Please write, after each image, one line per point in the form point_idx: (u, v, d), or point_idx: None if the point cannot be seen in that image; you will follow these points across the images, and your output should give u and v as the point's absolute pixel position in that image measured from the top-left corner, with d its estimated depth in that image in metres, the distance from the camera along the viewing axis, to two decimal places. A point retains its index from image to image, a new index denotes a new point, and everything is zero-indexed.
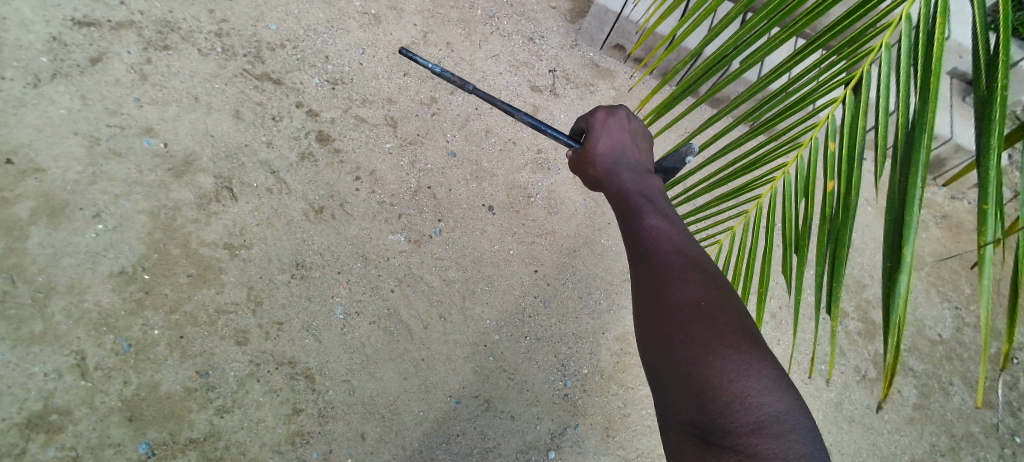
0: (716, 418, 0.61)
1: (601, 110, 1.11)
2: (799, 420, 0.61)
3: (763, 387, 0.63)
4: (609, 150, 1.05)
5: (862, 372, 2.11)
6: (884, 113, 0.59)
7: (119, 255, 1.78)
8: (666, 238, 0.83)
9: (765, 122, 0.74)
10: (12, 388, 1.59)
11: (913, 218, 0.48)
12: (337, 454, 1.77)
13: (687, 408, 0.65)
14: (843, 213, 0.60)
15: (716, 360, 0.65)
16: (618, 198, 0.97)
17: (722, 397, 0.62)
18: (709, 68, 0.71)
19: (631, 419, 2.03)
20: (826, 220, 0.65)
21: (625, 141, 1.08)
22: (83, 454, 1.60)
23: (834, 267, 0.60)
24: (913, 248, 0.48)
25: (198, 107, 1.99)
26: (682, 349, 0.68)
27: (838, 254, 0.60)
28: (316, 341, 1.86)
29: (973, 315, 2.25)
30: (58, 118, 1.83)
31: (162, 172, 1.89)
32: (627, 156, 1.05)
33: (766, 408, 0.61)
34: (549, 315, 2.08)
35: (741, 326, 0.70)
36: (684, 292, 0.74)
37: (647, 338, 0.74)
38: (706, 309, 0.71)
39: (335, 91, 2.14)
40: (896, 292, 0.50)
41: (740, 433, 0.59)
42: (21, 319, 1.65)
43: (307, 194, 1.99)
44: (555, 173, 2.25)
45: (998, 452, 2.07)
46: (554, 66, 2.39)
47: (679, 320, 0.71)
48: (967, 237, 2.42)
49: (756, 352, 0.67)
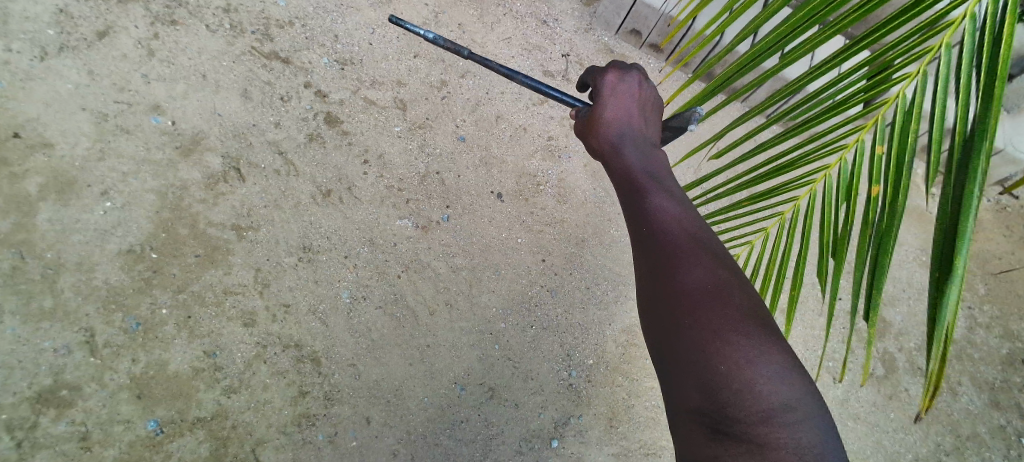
0: (725, 406, 0.61)
1: (612, 74, 1.05)
2: (810, 409, 0.62)
3: (773, 375, 0.62)
4: (616, 118, 1.01)
5: (869, 370, 2.09)
6: (939, 118, 0.56)
7: (128, 234, 1.78)
8: (674, 215, 0.79)
9: (801, 123, 0.71)
10: (23, 362, 1.62)
11: (968, 230, 0.46)
12: (343, 437, 1.80)
13: (694, 394, 0.63)
14: (888, 219, 0.57)
15: (726, 348, 0.63)
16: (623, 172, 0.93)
17: (731, 387, 0.61)
18: (745, 65, 0.68)
19: (635, 410, 2.04)
20: (868, 227, 0.63)
21: (632, 110, 1.02)
22: (94, 429, 1.63)
23: (874, 274, 0.58)
24: (965, 260, 0.46)
25: (206, 84, 1.96)
26: (690, 334, 0.66)
27: (880, 262, 0.58)
28: (322, 325, 1.86)
29: (985, 315, 2.21)
30: (66, 92, 1.82)
31: (171, 150, 1.88)
32: (633, 128, 1.00)
33: (776, 398, 0.61)
34: (555, 305, 2.07)
35: (749, 311, 0.68)
36: (689, 275, 0.71)
37: (651, 324, 0.72)
38: (713, 292, 0.69)
39: (344, 72, 2.10)
40: (944, 305, 0.48)
41: (750, 422, 0.59)
42: (31, 294, 1.67)
43: (315, 177, 1.97)
44: (564, 162, 2.20)
45: (1003, 452, 2.08)
46: (567, 50, 2.34)
47: (686, 305, 0.68)
48: (982, 236, 2.31)
49: (767, 338, 0.66)
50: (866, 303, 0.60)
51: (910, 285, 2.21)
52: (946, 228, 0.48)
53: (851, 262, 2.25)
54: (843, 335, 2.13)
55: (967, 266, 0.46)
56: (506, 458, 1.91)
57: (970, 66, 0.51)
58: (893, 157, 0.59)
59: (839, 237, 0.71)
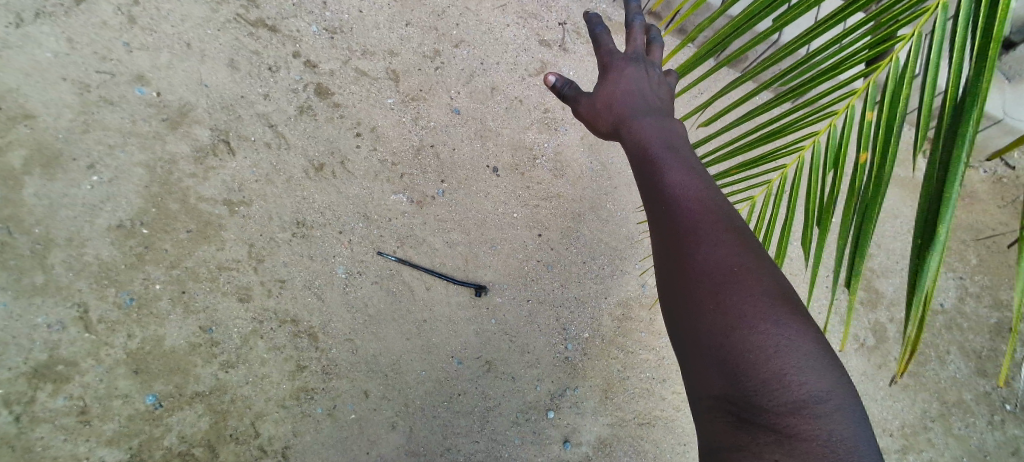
0: (752, 394, 0.55)
1: (616, 54, 0.93)
2: (844, 400, 0.56)
3: (805, 364, 0.56)
4: (624, 87, 0.90)
5: (847, 332, 2.14)
6: (930, 83, 0.55)
7: (117, 209, 1.76)
8: (691, 185, 0.72)
9: (793, 88, 0.68)
10: (18, 338, 1.66)
11: (953, 196, 0.46)
12: (341, 410, 1.86)
13: (718, 383, 0.57)
14: (874, 186, 0.57)
15: (753, 335, 0.58)
16: (633, 144, 0.83)
17: (759, 376, 0.55)
18: (737, 29, 0.66)
19: (630, 382, 2.07)
20: (853, 195, 0.62)
21: (641, 85, 0.90)
22: (93, 403, 1.70)
23: (857, 243, 0.58)
24: (949, 226, 0.46)
25: (191, 54, 1.88)
26: (715, 318, 0.60)
27: (864, 228, 0.57)
28: (318, 299, 1.88)
29: (977, 286, 2.20)
30: (46, 62, 1.75)
31: (157, 122, 1.82)
32: (644, 102, 0.88)
33: (808, 388, 0.55)
34: (551, 279, 2.06)
35: (777, 293, 0.62)
36: (711, 256, 0.64)
37: (673, 312, 0.66)
38: (739, 273, 0.63)
39: (334, 42, 1.99)
40: (924, 273, 0.48)
41: (779, 413, 0.53)
42: (22, 270, 1.68)
43: (307, 150, 1.93)
44: (562, 134, 2.12)
45: (987, 418, 2.14)
46: (564, 19, 2.17)
47: (710, 289, 0.62)
48: (980, 208, 2.24)
49: (796, 323, 0.60)
50: (848, 270, 0.59)
51: (903, 257, 2.21)
52: (933, 195, 0.48)
53: (836, 228, 2.27)
54: (824, 308, 2.17)
55: (950, 231, 0.46)
56: (502, 429, 1.97)
57: (963, 30, 0.50)
58: (881, 124, 0.58)
59: (825, 206, 0.69)
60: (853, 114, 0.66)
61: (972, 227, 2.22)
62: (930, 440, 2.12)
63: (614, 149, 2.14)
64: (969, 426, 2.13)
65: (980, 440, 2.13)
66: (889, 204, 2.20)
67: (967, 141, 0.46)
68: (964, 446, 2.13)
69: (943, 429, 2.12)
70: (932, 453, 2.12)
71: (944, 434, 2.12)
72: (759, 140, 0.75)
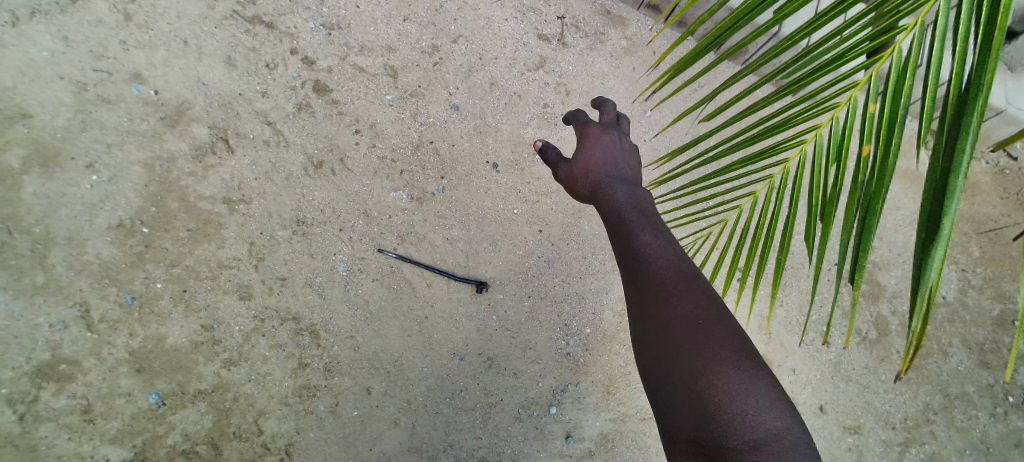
0: (720, 435, 0.68)
1: (594, 126, 1.07)
2: (797, 434, 0.70)
3: (761, 406, 0.70)
4: (601, 156, 1.03)
5: (851, 330, 2.14)
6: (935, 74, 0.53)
7: (117, 208, 1.76)
8: (660, 249, 0.83)
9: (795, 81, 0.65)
10: (21, 337, 1.68)
11: (957, 189, 0.45)
12: (344, 407, 1.87)
13: (692, 425, 0.70)
14: (878, 179, 0.56)
15: (719, 384, 0.70)
16: (610, 207, 0.94)
17: (724, 418, 0.68)
18: (736, 22, 0.64)
19: (631, 376, 2.08)
20: (857, 189, 0.60)
21: (616, 153, 1.03)
22: (96, 402, 1.71)
23: (860, 238, 0.57)
24: (953, 220, 0.45)
25: (188, 51, 1.86)
26: (686, 370, 0.72)
27: (868, 222, 0.56)
28: (319, 297, 1.88)
29: (979, 277, 2.20)
30: (42, 61, 1.74)
31: (155, 121, 1.82)
32: (619, 169, 1.01)
33: (766, 427, 0.68)
34: (552, 275, 2.06)
35: (737, 345, 0.75)
36: (682, 313, 0.76)
37: (648, 363, 0.77)
38: (704, 329, 0.74)
39: (331, 37, 1.97)
40: (929, 268, 0.47)
41: (743, 449, 0.66)
42: (23, 270, 1.69)
43: (306, 148, 1.92)
44: (562, 129, 2.10)
45: (989, 410, 2.15)
46: (563, 11, 2.11)
47: (681, 344, 0.73)
48: (983, 199, 2.23)
49: (754, 371, 0.73)
50: (852, 266, 0.58)
51: (905, 249, 2.21)
52: (937, 188, 0.47)
53: (838, 223, 2.30)
54: (826, 301, 2.16)
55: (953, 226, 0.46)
56: (505, 424, 1.98)
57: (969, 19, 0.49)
58: (885, 116, 0.56)
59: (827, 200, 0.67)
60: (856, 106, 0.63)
61: (974, 219, 2.21)
62: (931, 432, 2.13)
63: None
64: (970, 417, 2.14)
65: (981, 432, 2.14)
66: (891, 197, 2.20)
67: (971, 133, 0.45)
68: (966, 437, 2.14)
69: (944, 421, 2.13)
70: (933, 445, 2.13)
71: (945, 426, 2.13)
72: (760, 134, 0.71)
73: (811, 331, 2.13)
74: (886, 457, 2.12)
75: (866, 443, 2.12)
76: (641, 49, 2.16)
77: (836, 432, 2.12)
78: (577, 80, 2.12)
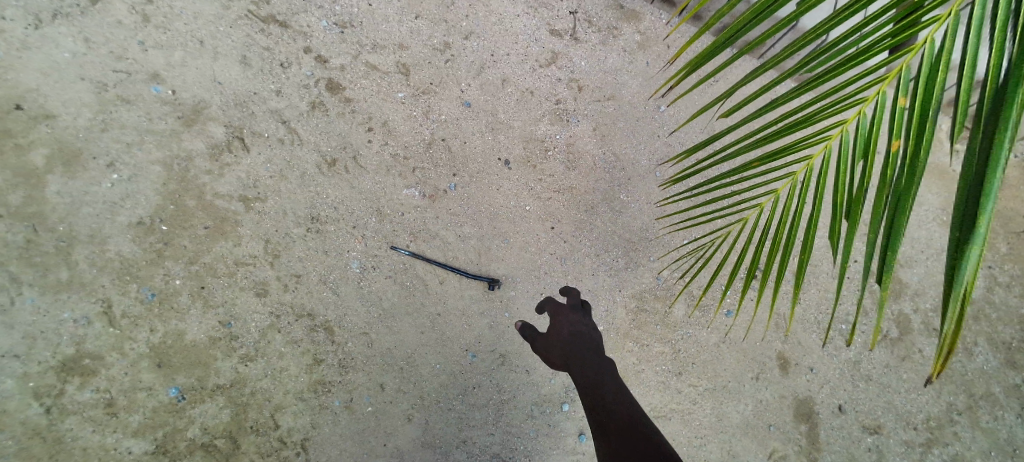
0: None
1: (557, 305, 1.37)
2: None
3: None
4: (566, 332, 1.31)
5: (877, 332, 2.11)
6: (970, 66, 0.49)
7: (136, 206, 1.80)
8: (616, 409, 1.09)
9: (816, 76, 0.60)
10: (46, 333, 1.73)
11: (993, 186, 0.42)
12: (358, 403, 1.89)
13: None
14: (908, 176, 0.52)
15: None
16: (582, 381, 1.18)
17: None
18: (758, 15, 0.61)
19: (645, 375, 2.04)
20: (885, 187, 0.56)
21: (576, 332, 1.30)
22: (119, 396, 1.76)
23: (888, 237, 0.53)
24: (990, 217, 0.42)
25: (204, 51, 1.88)
26: None
27: (897, 223, 0.52)
28: (333, 294, 1.90)
29: (1006, 275, 2.13)
30: (63, 62, 1.77)
31: (173, 120, 1.84)
32: (582, 346, 1.26)
33: None
34: (565, 272, 2.04)
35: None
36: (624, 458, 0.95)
37: None
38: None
39: (344, 35, 1.98)
40: (963, 269, 0.43)
41: None
42: (48, 267, 1.74)
43: (319, 145, 1.94)
44: (574, 125, 2.08)
45: (1016, 411, 2.09)
46: (576, 6, 2.09)
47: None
48: (1012, 194, 2.15)
49: None
50: (879, 266, 0.54)
51: (929, 246, 2.14)
52: (972, 183, 0.44)
53: (865, 222, 2.24)
54: (851, 300, 2.12)
55: (989, 225, 0.42)
56: (517, 422, 1.98)
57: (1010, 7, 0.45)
58: (916, 111, 0.52)
59: (853, 199, 0.62)
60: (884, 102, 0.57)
61: (1002, 214, 2.14)
62: (955, 433, 2.08)
63: (627, 140, 2.09)
64: (996, 418, 2.08)
65: (1007, 433, 2.08)
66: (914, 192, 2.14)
67: (1010, 125, 0.42)
68: (991, 438, 2.08)
69: (969, 421, 2.08)
70: (957, 446, 2.08)
71: (970, 427, 2.08)
72: (780, 132, 0.65)
73: (831, 329, 2.10)
74: (907, 458, 2.07)
75: (886, 443, 2.08)
76: (655, 43, 2.12)
77: (855, 432, 2.08)
78: (589, 76, 2.10)
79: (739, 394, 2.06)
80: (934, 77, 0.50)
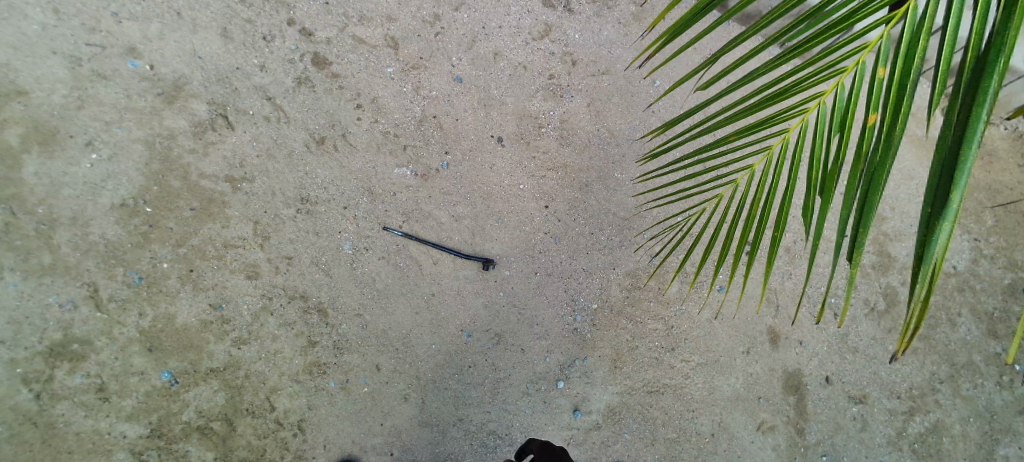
0: None
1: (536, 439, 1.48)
2: None
3: None
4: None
5: (845, 310, 2.15)
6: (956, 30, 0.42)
7: (118, 187, 1.75)
8: None
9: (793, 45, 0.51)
10: (31, 318, 1.70)
11: (969, 160, 0.36)
12: (354, 384, 1.90)
13: None
14: (882, 148, 0.44)
15: None
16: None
17: None
18: None
19: (639, 351, 2.06)
20: (859, 163, 0.48)
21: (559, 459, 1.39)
22: (110, 380, 1.74)
23: (860, 212, 0.45)
24: (963, 191, 0.36)
25: (183, 23, 1.80)
26: None
27: (869, 199, 0.44)
28: (326, 276, 1.88)
29: (992, 247, 2.16)
30: (33, 34, 1.70)
31: (152, 97, 1.78)
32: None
33: None
34: (559, 251, 2.03)
35: None
36: None
37: None
38: None
39: (328, 7, 1.90)
40: (932, 245, 0.38)
41: None
42: (29, 251, 1.70)
43: (307, 123, 1.88)
44: (568, 101, 2.04)
45: (995, 379, 2.15)
46: None
47: None
48: (999, 167, 2.17)
49: None
50: (850, 241, 0.46)
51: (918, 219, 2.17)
52: (945, 155, 0.38)
53: (840, 197, 2.26)
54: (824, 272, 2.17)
55: (964, 198, 0.37)
56: (513, 398, 2.00)
57: None
58: (893, 80, 0.45)
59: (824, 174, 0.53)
60: (862, 72, 0.48)
61: (988, 188, 2.17)
62: (938, 402, 2.13)
63: (621, 115, 2.06)
64: (977, 386, 2.14)
65: (987, 400, 2.14)
66: (903, 166, 2.16)
67: (989, 96, 0.36)
68: (972, 407, 2.14)
69: (951, 390, 2.14)
70: (939, 414, 2.13)
71: (951, 395, 2.13)
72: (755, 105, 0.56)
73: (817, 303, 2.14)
74: (891, 427, 2.13)
75: (871, 412, 2.13)
76: (648, 14, 2.07)
77: (842, 402, 2.13)
78: (584, 49, 2.04)
79: (730, 368, 2.10)
80: (915, 43, 0.43)
